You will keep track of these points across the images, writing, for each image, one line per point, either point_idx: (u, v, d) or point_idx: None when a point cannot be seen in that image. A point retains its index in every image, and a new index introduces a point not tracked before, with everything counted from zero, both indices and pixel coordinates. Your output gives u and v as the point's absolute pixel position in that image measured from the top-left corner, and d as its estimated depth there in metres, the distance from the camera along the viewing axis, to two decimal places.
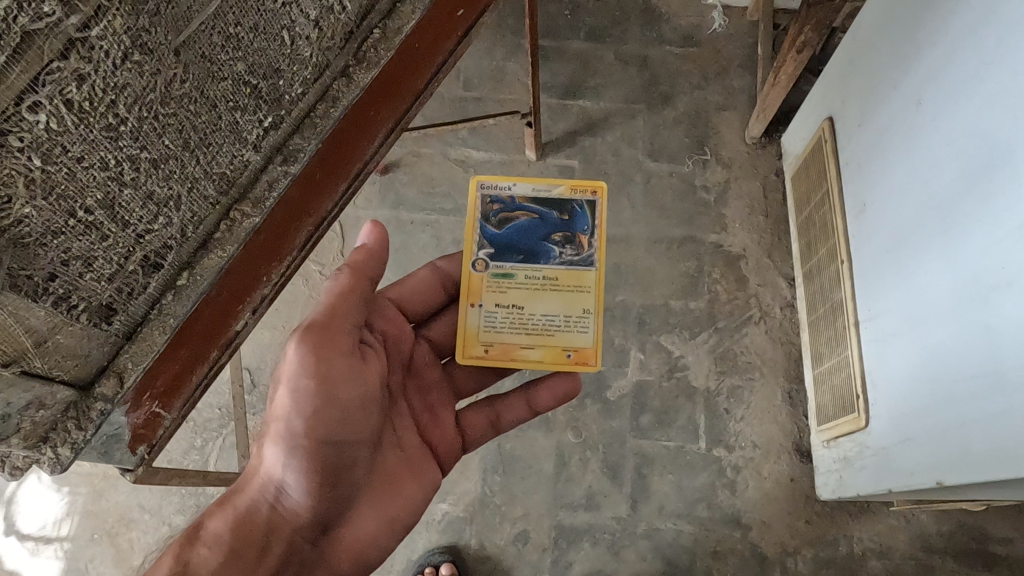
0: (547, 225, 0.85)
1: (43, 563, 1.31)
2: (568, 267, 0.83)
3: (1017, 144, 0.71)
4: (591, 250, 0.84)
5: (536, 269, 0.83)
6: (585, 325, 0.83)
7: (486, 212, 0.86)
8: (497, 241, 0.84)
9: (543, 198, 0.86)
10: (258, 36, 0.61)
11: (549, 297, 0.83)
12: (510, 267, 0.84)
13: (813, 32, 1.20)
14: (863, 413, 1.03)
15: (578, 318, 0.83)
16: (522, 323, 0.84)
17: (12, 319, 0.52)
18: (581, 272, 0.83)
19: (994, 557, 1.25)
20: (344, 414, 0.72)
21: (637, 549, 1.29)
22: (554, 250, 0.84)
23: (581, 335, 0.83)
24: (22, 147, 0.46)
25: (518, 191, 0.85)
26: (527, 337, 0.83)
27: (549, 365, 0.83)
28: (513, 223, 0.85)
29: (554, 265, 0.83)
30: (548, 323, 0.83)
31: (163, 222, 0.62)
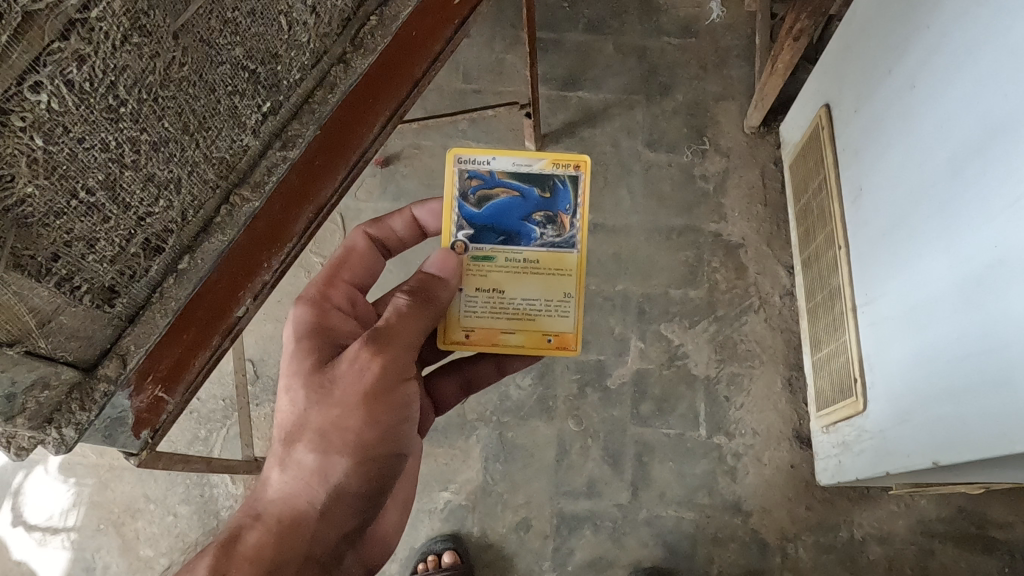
0: (528, 203, 0.84)
1: (51, 553, 1.32)
2: (550, 250, 0.84)
3: (1007, 126, 0.72)
4: (572, 231, 0.84)
5: (517, 250, 0.84)
6: (566, 309, 0.86)
7: (465, 189, 0.85)
8: (476, 221, 0.84)
9: (523, 173, 0.84)
10: (256, 20, 0.62)
11: (529, 281, 0.85)
12: (490, 249, 0.84)
13: (810, 20, 1.20)
14: (861, 397, 1.03)
15: (559, 301, 0.85)
16: (503, 307, 0.85)
17: (16, 297, 0.53)
18: (562, 253, 0.84)
19: (995, 542, 1.25)
20: (399, 433, 0.74)
21: (638, 536, 1.30)
22: (535, 231, 0.84)
23: (562, 320, 0.86)
24: (24, 127, 0.47)
25: (497, 166, 0.84)
26: (508, 322, 0.85)
27: (530, 349, 0.86)
28: (493, 201, 0.84)
29: (535, 248, 0.84)
30: (529, 308, 0.85)
31: (164, 205, 0.63)
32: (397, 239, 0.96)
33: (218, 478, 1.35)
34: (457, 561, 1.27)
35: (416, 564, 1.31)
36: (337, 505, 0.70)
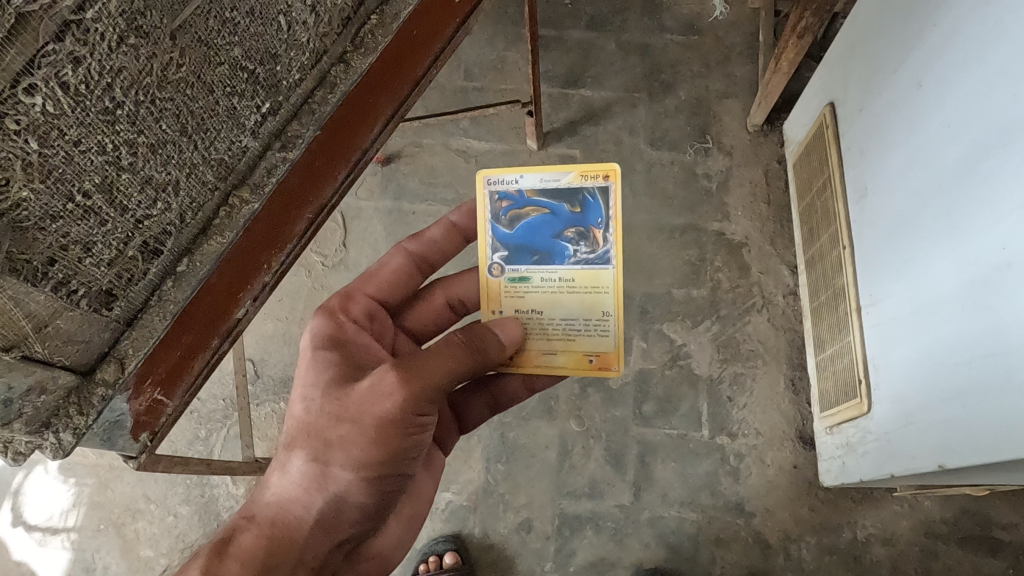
0: (559, 220, 0.83)
1: (51, 554, 1.32)
2: (583, 267, 0.82)
3: (1015, 127, 0.71)
4: (606, 246, 0.81)
5: (551, 270, 0.82)
6: (606, 328, 0.83)
7: (497, 210, 0.85)
8: (509, 242, 0.84)
9: (551, 189, 0.83)
10: (255, 21, 0.61)
11: (567, 301, 0.83)
12: (526, 270, 0.83)
13: (813, 18, 1.19)
14: (866, 398, 1.02)
15: (598, 321, 0.83)
16: (543, 329, 0.84)
17: (12, 302, 0.53)
18: (597, 269, 0.82)
19: (1000, 543, 1.24)
20: (405, 458, 0.70)
21: (640, 537, 1.29)
22: (569, 249, 0.82)
23: (602, 340, 0.83)
24: (19, 130, 0.46)
25: (525, 184, 0.83)
26: (550, 345, 0.84)
27: (571, 370, 0.84)
28: (523, 220, 0.83)
29: (569, 266, 0.82)
30: (568, 328, 0.83)
31: (162, 207, 0.62)
32: (439, 252, 0.89)
33: (218, 478, 1.34)
34: (459, 562, 1.28)
35: (417, 565, 1.31)
36: (329, 518, 0.69)
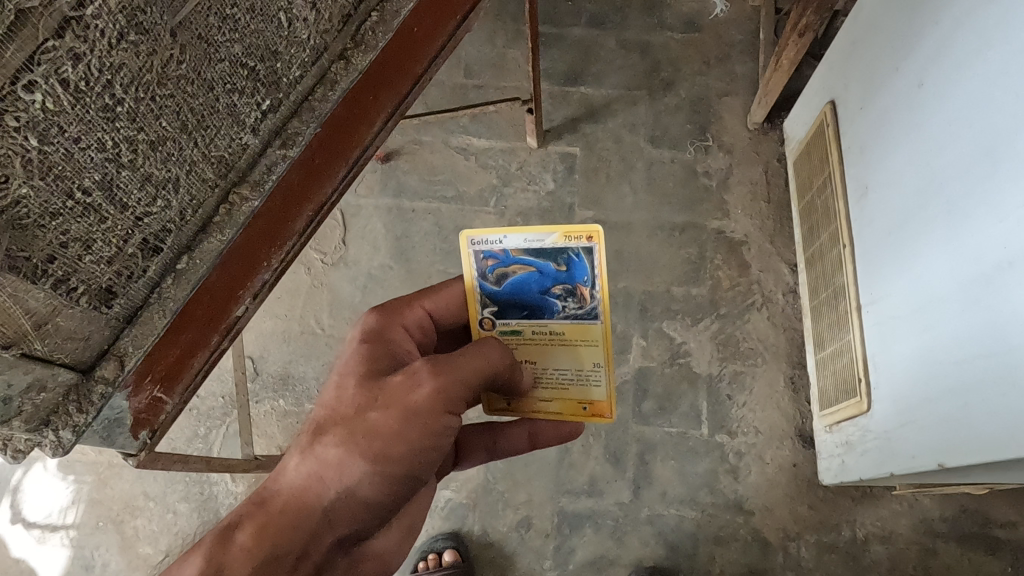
0: (545, 276, 0.81)
1: (50, 551, 1.31)
2: (572, 322, 0.82)
3: (1015, 127, 0.71)
4: (593, 302, 0.81)
5: (541, 323, 0.83)
6: (598, 378, 0.84)
7: (482, 270, 0.82)
8: (498, 298, 0.83)
9: (538, 251, 0.80)
10: (255, 17, 0.60)
11: (559, 354, 0.85)
12: (516, 324, 0.84)
13: (815, 16, 1.19)
14: (866, 397, 1.02)
15: (590, 371, 0.84)
16: (537, 377, 0.86)
17: (12, 300, 0.53)
18: (586, 322, 0.82)
19: (999, 541, 1.24)
20: (424, 454, 0.68)
21: (640, 535, 1.29)
22: (557, 304, 0.82)
23: (592, 389, 0.85)
24: (19, 127, 0.46)
25: (509, 245, 0.80)
26: (548, 392, 0.86)
27: (567, 416, 0.86)
28: (509, 279, 0.82)
29: (558, 320, 0.83)
30: (562, 377, 0.85)
31: (162, 204, 0.62)
32: None
33: (218, 475, 1.34)
34: (458, 559, 1.28)
35: (416, 563, 1.31)
36: (340, 510, 0.65)
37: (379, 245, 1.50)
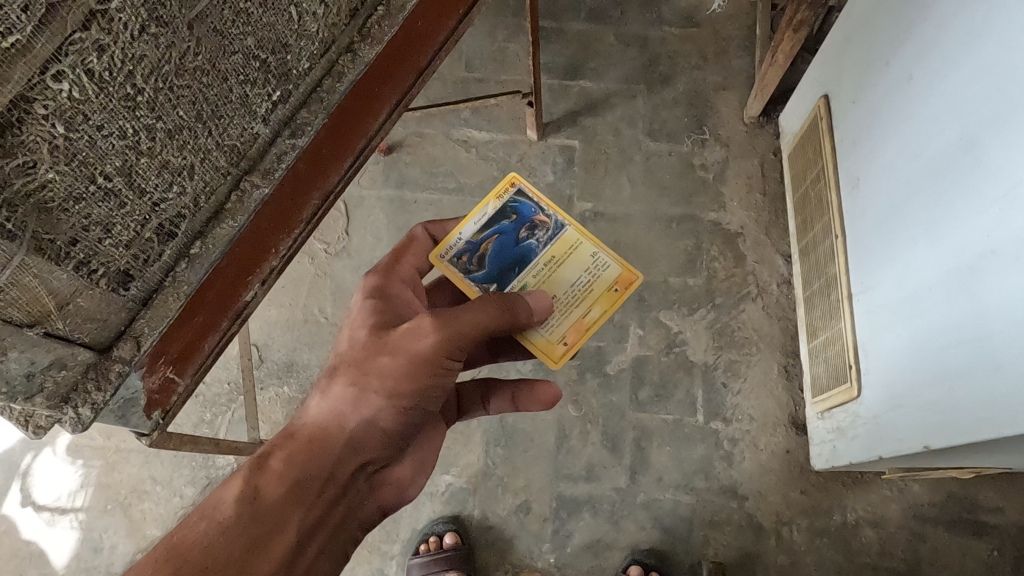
0: (510, 233, 0.96)
1: (59, 533, 1.34)
2: (552, 243, 0.95)
3: (998, 120, 0.74)
4: (553, 220, 0.96)
5: (533, 266, 0.93)
6: (603, 261, 0.95)
7: (463, 268, 0.93)
8: (492, 276, 0.93)
9: (487, 221, 0.96)
10: (267, 11, 0.63)
11: (564, 270, 0.94)
12: (518, 281, 0.92)
13: (809, 12, 1.21)
14: (856, 383, 1.05)
15: (593, 263, 0.95)
16: (565, 304, 0.92)
17: (36, 280, 0.55)
18: (560, 235, 0.95)
19: (986, 526, 1.27)
20: (430, 390, 0.72)
21: (636, 519, 1.32)
22: (533, 243, 0.95)
23: (608, 271, 0.95)
24: (47, 115, 0.49)
25: (468, 233, 0.94)
26: (579, 309, 0.93)
27: (610, 310, 0.94)
28: (488, 256, 0.94)
29: (542, 252, 0.94)
30: (581, 286, 0.94)
31: (177, 191, 0.65)
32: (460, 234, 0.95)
33: (224, 460, 1.37)
34: (458, 542, 1.30)
35: (417, 546, 1.34)
36: (359, 438, 0.69)
37: (382, 235, 1.52)
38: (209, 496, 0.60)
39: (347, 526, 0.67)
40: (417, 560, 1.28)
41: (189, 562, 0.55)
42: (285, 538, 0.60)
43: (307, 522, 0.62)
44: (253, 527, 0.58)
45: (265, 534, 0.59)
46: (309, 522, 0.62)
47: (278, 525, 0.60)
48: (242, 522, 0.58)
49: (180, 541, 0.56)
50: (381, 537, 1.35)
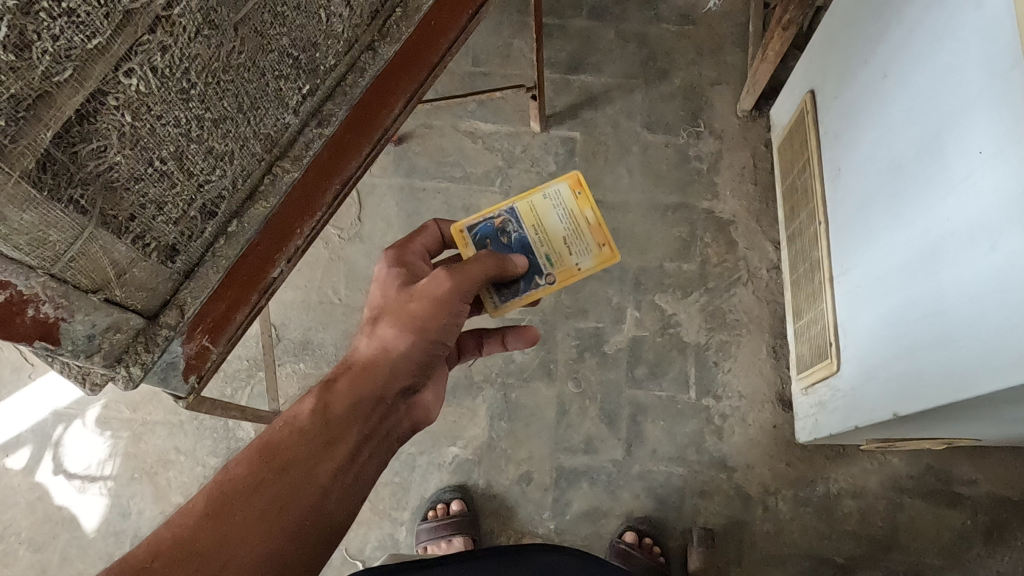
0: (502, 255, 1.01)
1: (90, 499, 1.44)
2: (521, 218, 1.01)
3: (956, 114, 0.81)
4: (503, 213, 1.02)
5: (534, 241, 1.01)
6: (551, 192, 1.02)
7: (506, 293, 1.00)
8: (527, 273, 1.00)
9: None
10: (301, 14, 0.71)
11: (548, 223, 1.02)
12: (542, 255, 1.00)
13: (797, 12, 1.28)
14: (836, 358, 1.13)
15: (551, 200, 1.02)
16: (572, 229, 1.02)
17: (102, 250, 0.63)
18: (517, 214, 1.02)
19: (960, 497, 1.35)
20: (450, 329, 0.82)
21: (631, 488, 1.41)
22: (517, 233, 1.01)
23: (561, 189, 1.03)
24: (118, 106, 0.57)
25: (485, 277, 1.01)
26: (580, 221, 1.03)
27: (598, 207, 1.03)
28: None
29: (525, 230, 1.01)
30: (564, 213, 1.02)
31: (219, 174, 0.72)
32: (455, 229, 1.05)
33: (243, 432, 1.47)
34: (463, 508, 1.38)
35: (425, 513, 1.42)
36: (402, 366, 0.78)
37: (392, 221, 1.60)
38: (286, 410, 0.70)
39: (392, 441, 0.76)
40: (426, 525, 1.37)
41: (275, 459, 0.65)
42: (345, 445, 0.69)
43: (363, 434, 0.71)
44: (321, 434, 0.69)
45: (330, 440, 0.69)
46: (364, 434, 0.72)
47: (340, 434, 0.70)
48: (313, 431, 0.68)
49: (267, 442, 0.66)
50: (391, 504, 1.44)
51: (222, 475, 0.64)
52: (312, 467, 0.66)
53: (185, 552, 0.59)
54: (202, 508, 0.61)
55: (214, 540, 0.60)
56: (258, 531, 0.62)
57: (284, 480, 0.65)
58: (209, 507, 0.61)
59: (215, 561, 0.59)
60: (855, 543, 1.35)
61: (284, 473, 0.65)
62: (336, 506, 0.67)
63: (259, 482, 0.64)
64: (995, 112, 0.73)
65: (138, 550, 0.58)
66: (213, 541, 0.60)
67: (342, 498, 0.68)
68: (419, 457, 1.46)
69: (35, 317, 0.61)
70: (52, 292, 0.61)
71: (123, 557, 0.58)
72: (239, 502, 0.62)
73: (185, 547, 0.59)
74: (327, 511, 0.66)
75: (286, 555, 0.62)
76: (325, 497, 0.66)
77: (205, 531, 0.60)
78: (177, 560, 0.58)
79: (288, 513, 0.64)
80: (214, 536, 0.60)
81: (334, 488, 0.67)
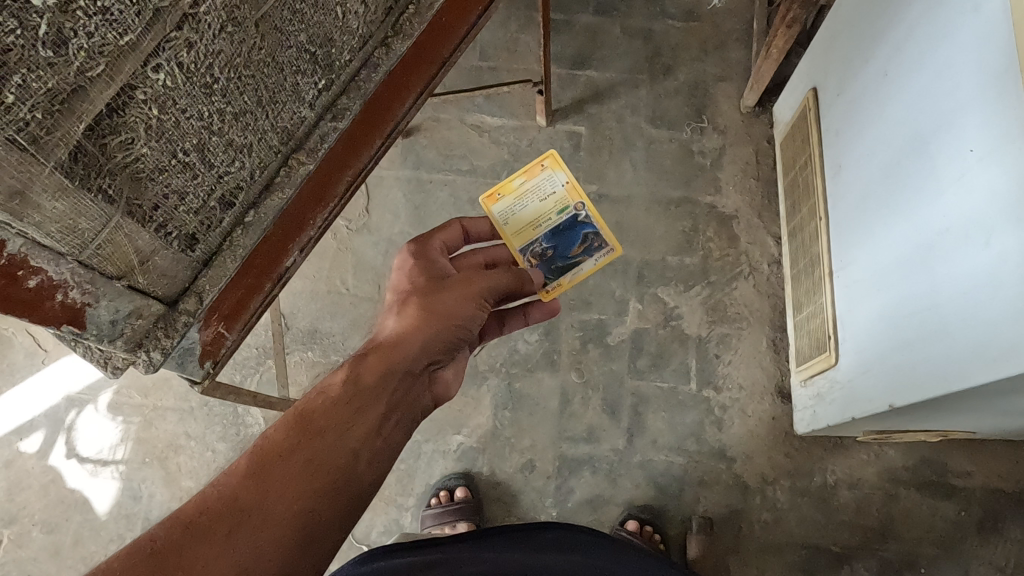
0: (563, 252, 1.13)
1: (102, 483, 1.47)
2: (528, 241, 1.12)
3: (954, 113, 0.83)
4: (526, 253, 1.12)
5: (550, 222, 1.13)
6: (504, 217, 1.10)
7: (593, 248, 1.15)
8: (575, 224, 1.13)
9: (573, 268, 1.15)
10: (318, 11, 0.73)
11: (526, 213, 1.11)
12: (563, 212, 1.13)
13: (801, 10, 1.30)
14: (834, 351, 1.16)
15: (513, 214, 1.11)
16: (535, 195, 1.12)
17: (127, 238, 0.65)
18: (525, 242, 1.11)
19: (954, 489, 1.37)
20: (474, 318, 0.87)
21: (632, 477, 1.43)
22: (544, 241, 1.13)
23: (501, 209, 1.10)
24: (145, 100, 0.59)
25: (590, 263, 1.16)
26: (526, 190, 1.12)
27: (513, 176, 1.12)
28: (578, 240, 1.13)
29: (541, 234, 1.12)
30: (523, 201, 1.11)
31: (238, 166, 0.75)
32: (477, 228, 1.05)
33: (252, 418, 1.50)
34: (468, 496, 1.41)
35: (430, 499, 1.45)
36: (428, 343, 0.82)
37: (400, 213, 1.62)
38: (319, 381, 0.74)
39: (416, 414, 0.79)
40: (431, 511, 1.40)
41: (310, 424, 0.69)
42: (375, 415, 0.73)
43: (390, 405, 0.75)
44: (353, 402, 0.72)
45: (361, 408, 0.72)
46: (392, 405, 0.75)
47: (371, 403, 0.73)
48: (345, 399, 0.72)
49: (302, 410, 0.70)
50: (396, 490, 1.47)
51: (260, 441, 0.67)
52: (344, 434, 0.69)
53: (227, 510, 0.61)
54: (243, 470, 0.64)
55: (253, 500, 0.62)
56: (298, 491, 0.64)
57: (318, 444, 0.67)
58: (250, 468, 0.64)
59: (255, 518, 0.61)
60: (851, 532, 1.38)
61: (319, 437, 0.68)
62: (365, 467, 0.69)
63: (296, 445, 0.66)
64: (990, 113, 0.75)
65: (185, 508, 0.61)
66: (252, 500, 0.62)
67: (370, 464, 0.70)
68: (424, 445, 1.49)
69: (63, 301, 0.63)
70: (80, 279, 0.63)
71: (170, 514, 0.60)
72: (277, 466, 0.65)
73: (229, 506, 0.61)
74: (357, 476, 0.68)
75: (319, 516, 0.64)
76: (356, 460, 0.69)
77: (245, 490, 0.62)
78: (220, 517, 0.60)
79: (322, 475, 0.66)
80: (253, 495, 0.62)
81: (364, 453, 0.70)
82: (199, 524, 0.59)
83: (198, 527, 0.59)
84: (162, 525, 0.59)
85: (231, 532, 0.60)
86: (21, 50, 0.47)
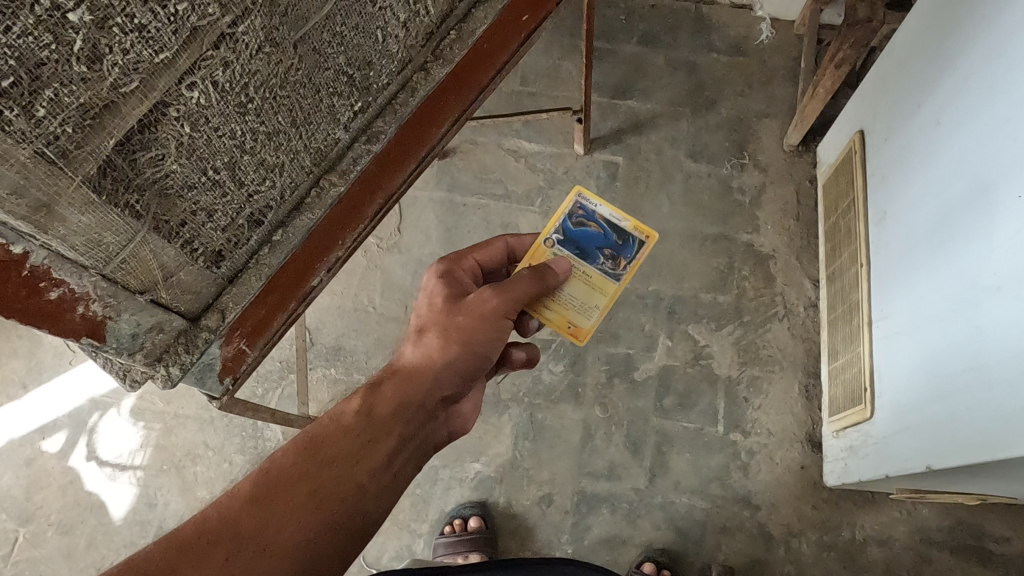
0: (606, 242, 1.07)
1: (120, 487, 1.48)
2: (600, 273, 1.03)
3: (1009, 169, 0.80)
4: (621, 270, 1.04)
5: (581, 263, 1.04)
6: (589, 313, 1.02)
7: (571, 214, 1.08)
8: (567, 233, 1.05)
9: (609, 224, 1.09)
10: (357, 35, 0.72)
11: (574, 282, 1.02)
12: (565, 254, 1.04)
13: (851, 50, 1.27)
14: (869, 405, 1.12)
15: (587, 305, 1.02)
16: None
17: (152, 254, 0.65)
18: (605, 278, 1.03)
19: (991, 554, 1.32)
20: (493, 346, 0.83)
21: (652, 519, 1.39)
22: (600, 258, 1.05)
23: (583, 317, 1.02)
24: (178, 117, 0.58)
25: (600, 211, 1.09)
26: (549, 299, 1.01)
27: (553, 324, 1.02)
28: (583, 229, 1.07)
29: (592, 267, 1.04)
30: (567, 297, 1.02)
31: (268, 186, 0.74)
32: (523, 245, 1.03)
33: (271, 433, 1.50)
34: (482, 526, 1.38)
35: (443, 528, 1.42)
36: (447, 374, 0.79)
37: (431, 234, 1.62)
38: (333, 406, 0.72)
39: (428, 449, 0.76)
40: (443, 540, 1.37)
41: (318, 451, 0.67)
42: (385, 446, 0.70)
43: (404, 435, 0.72)
44: (363, 432, 0.70)
45: (371, 440, 0.70)
46: (405, 436, 0.72)
47: (382, 434, 0.71)
48: (358, 428, 0.70)
49: (313, 435, 0.68)
50: (410, 515, 1.45)
51: (267, 463, 0.65)
52: (353, 464, 0.67)
53: (229, 533, 0.60)
54: (246, 492, 0.63)
55: (256, 525, 0.61)
56: (303, 521, 0.63)
57: (327, 473, 0.66)
58: (254, 492, 0.63)
59: (255, 546, 0.60)
60: None
61: (327, 466, 0.66)
62: (372, 503, 0.68)
63: (302, 474, 0.65)
64: None
65: (186, 527, 0.60)
66: (253, 527, 0.61)
67: (378, 496, 0.68)
68: (441, 471, 1.46)
69: (83, 314, 0.62)
70: (101, 291, 0.62)
71: (170, 532, 0.59)
72: (283, 489, 0.63)
73: (231, 529, 0.60)
74: (364, 509, 0.67)
75: (324, 545, 0.63)
76: (363, 494, 0.67)
77: (246, 516, 0.61)
78: (221, 541, 0.60)
79: (325, 507, 0.64)
80: (256, 523, 0.61)
81: (371, 486, 0.68)
82: (200, 546, 0.59)
83: (199, 548, 0.59)
84: (158, 545, 0.58)
85: (229, 558, 0.59)
86: (55, 65, 0.46)
